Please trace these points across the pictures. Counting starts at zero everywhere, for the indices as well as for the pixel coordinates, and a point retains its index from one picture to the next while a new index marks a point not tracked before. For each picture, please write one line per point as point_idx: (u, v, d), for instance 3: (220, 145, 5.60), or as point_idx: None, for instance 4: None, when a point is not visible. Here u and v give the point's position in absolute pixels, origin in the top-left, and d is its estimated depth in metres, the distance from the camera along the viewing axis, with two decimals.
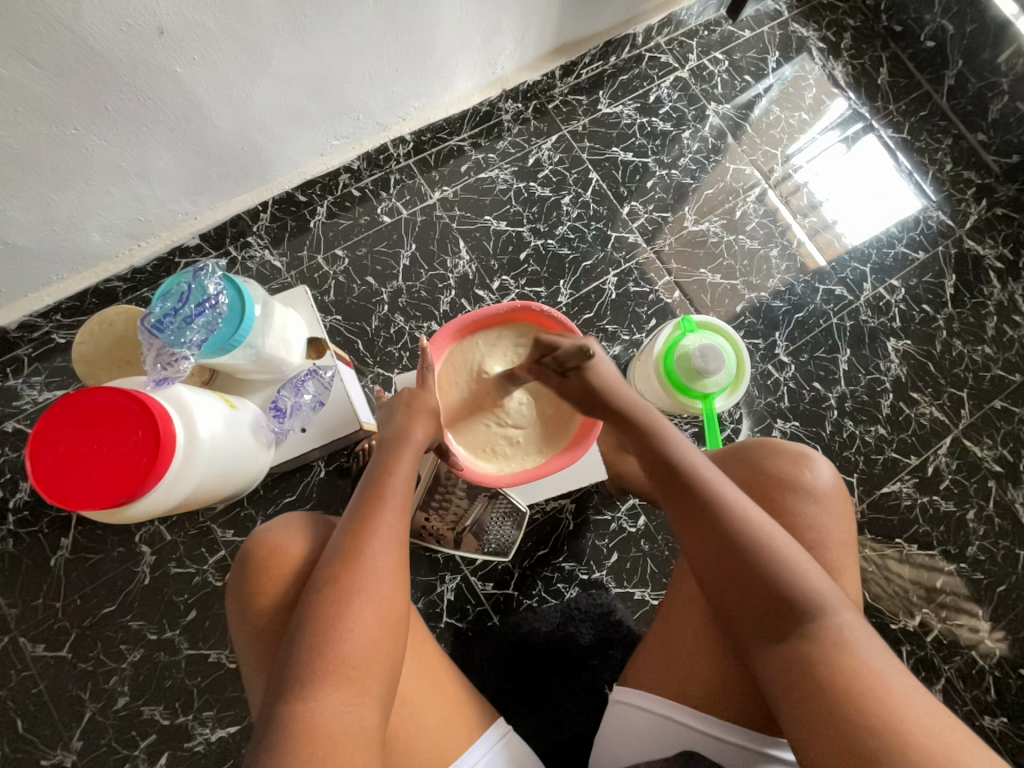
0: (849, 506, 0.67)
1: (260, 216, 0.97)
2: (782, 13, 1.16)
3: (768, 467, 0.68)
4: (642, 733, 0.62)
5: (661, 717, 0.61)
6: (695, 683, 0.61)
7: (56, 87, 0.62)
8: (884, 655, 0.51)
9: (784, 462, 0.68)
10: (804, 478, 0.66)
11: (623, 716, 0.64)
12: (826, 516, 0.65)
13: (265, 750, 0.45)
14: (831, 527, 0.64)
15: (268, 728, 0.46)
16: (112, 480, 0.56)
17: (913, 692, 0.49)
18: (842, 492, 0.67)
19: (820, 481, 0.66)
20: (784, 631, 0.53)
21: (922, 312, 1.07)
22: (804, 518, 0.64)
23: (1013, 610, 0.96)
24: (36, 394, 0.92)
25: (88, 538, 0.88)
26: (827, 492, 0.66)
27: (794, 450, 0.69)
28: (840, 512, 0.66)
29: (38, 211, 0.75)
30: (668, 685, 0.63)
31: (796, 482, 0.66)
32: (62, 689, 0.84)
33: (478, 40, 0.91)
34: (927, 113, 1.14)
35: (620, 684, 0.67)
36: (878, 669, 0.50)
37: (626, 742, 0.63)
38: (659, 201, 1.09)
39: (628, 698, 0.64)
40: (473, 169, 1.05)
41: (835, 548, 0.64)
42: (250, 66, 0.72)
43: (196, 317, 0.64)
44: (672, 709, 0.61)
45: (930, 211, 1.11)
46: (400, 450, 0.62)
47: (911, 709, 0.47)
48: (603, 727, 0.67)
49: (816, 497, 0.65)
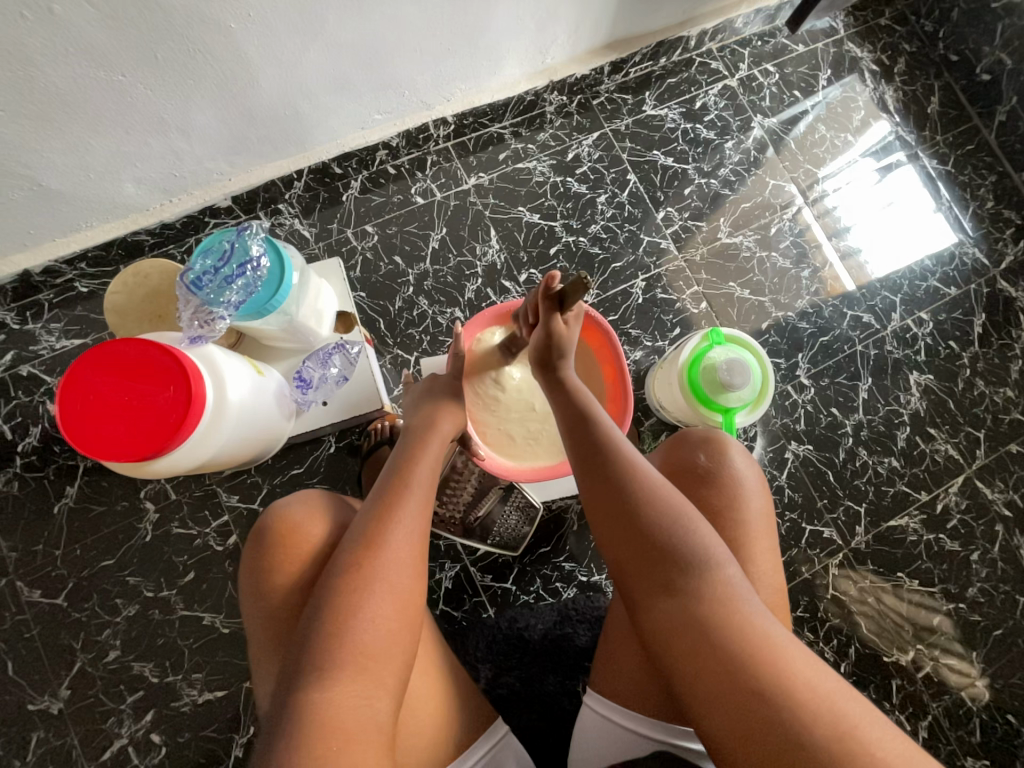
0: (765, 486, 0.69)
1: (294, 183, 0.97)
2: (838, 31, 1.14)
3: (687, 453, 0.70)
4: (610, 742, 0.62)
5: (631, 732, 0.61)
6: (638, 683, 0.62)
7: (110, 29, 0.61)
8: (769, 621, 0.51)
9: (694, 444, 0.70)
10: (719, 459, 0.68)
11: (592, 722, 0.64)
12: (736, 495, 0.66)
13: (281, 740, 0.45)
14: (746, 509, 0.66)
15: (286, 718, 0.46)
16: (138, 433, 0.55)
17: (779, 633, 0.50)
18: (754, 471, 0.69)
19: (733, 464, 0.68)
20: (668, 572, 0.53)
21: (948, 348, 1.06)
22: (720, 501, 0.66)
23: (1006, 656, 0.96)
24: (53, 340, 0.91)
25: (93, 489, 0.87)
26: (739, 474, 0.68)
27: (705, 434, 0.71)
28: (752, 492, 0.67)
29: (76, 155, 0.73)
30: (622, 689, 0.63)
31: (711, 466, 0.68)
32: (54, 637, 0.84)
33: (533, 27, 0.89)
34: (974, 148, 1.13)
35: (588, 690, 0.67)
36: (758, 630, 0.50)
37: (592, 746, 0.64)
38: (694, 209, 1.07)
39: (594, 704, 0.65)
40: (512, 158, 1.04)
41: (746, 525, 0.65)
42: (304, 29, 0.70)
43: (236, 278, 0.63)
44: (639, 724, 0.61)
45: (966, 247, 1.10)
46: (428, 440, 0.62)
47: (776, 650, 0.48)
48: (576, 729, 0.67)
49: (731, 477, 0.67)
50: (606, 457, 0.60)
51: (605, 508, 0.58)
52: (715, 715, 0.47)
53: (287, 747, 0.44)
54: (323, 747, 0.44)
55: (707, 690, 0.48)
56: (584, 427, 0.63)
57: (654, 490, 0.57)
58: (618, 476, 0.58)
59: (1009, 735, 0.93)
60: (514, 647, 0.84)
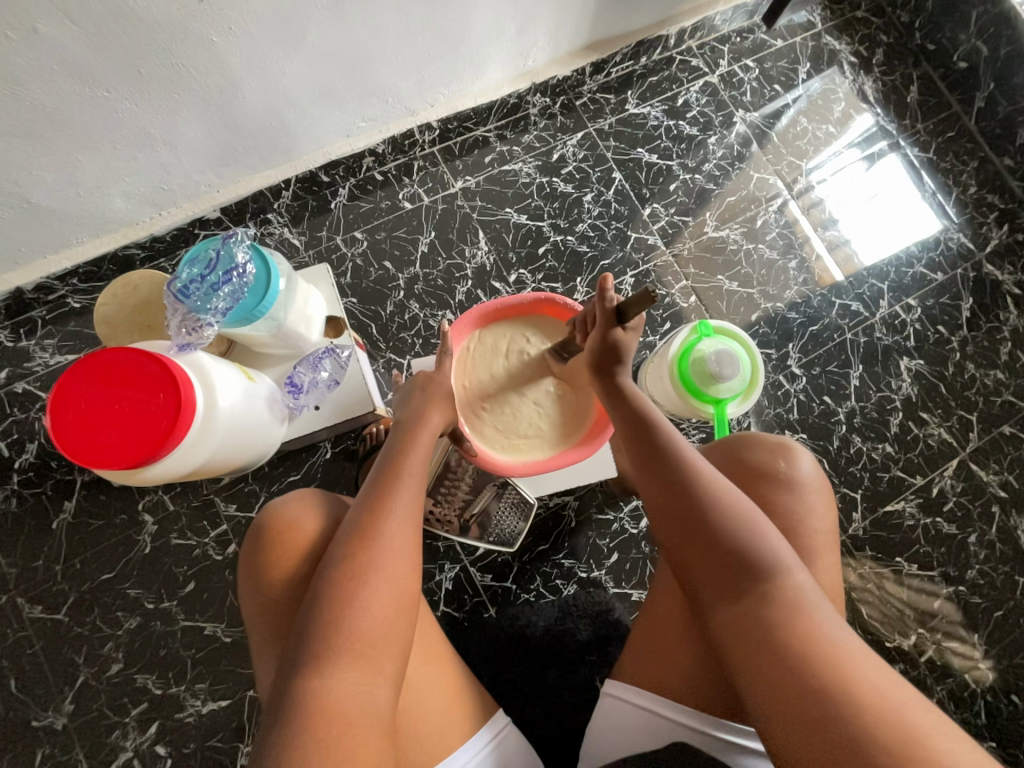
0: (829, 498, 0.66)
1: (282, 193, 0.97)
2: (815, 25, 1.16)
3: (747, 459, 0.67)
4: (647, 736, 0.60)
5: (678, 725, 0.59)
6: (676, 672, 0.61)
7: (94, 46, 0.62)
8: (836, 628, 0.50)
9: (760, 451, 0.67)
10: (785, 468, 0.66)
11: (624, 716, 0.62)
12: (803, 505, 0.64)
13: (280, 728, 0.45)
14: (811, 518, 0.64)
15: (286, 706, 0.46)
16: (131, 441, 0.56)
17: (844, 639, 0.49)
18: (821, 482, 0.67)
19: (801, 474, 0.66)
20: (726, 571, 0.54)
21: (937, 332, 1.07)
22: (784, 508, 0.64)
23: (1008, 637, 0.96)
24: (48, 356, 0.92)
25: (92, 503, 0.88)
26: (807, 482, 0.65)
27: (774, 442, 0.68)
28: (817, 502, 0.65)
29: (64, 172, 0.74)
30: (651, 675, 0.63)
31: (776, 473, 0.65)
32: (56, 652, 0.84)
33: (513, 31, 0.90)
34: (954, 135, 1.14)
35: (611, 681, 0.66)
36: (828, 638, 0.49)
37: (618, 741, 0.62)
38: (681, 205, 1.08)
39: (626, 696, 0.63)
40: (497, 161, 1.05)
41: (813, 535, 0.63)
42: (285, 39, 0.72)
43: (222, 285, 0.64)
44: (682, 715, 0.59)
45: (951, 232, 1.11)
46: (418, 433, 0.62)
47: (842, 658, 0.47)
48: (592, 723, 0.66)
49: (795, 486, 0.65)
50: (664, 462, 0.60)
51: (670, 516, 0.58)
52: (769, 706, 0.47)
53: (287, 736, 0.45)
54: (325, 733, 0.45)
55: (763, 681, 0.48)
56: (646, 432, 0.63)
57: (716, 490, 0.57)
58: (670, 480, 0.59)
59: (1015, 716, 0.93)
60: (515, 645, 0.85)
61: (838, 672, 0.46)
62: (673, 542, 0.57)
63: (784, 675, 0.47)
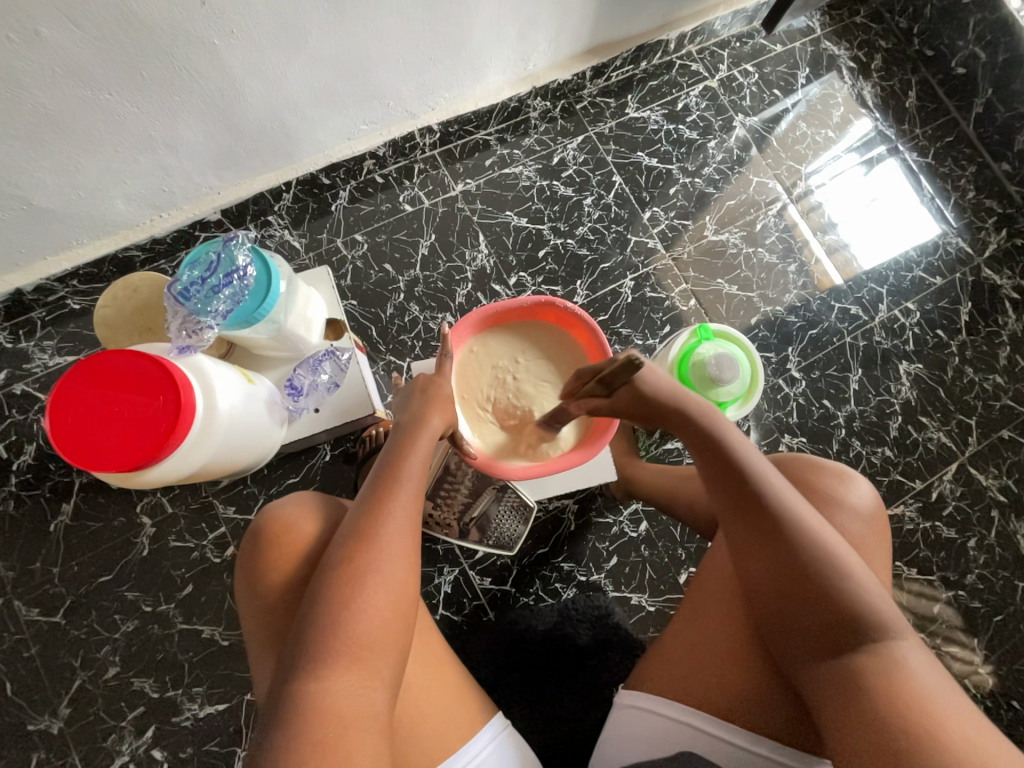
0: (884, 527, 0.66)
1: (283, 195, 0.98)
2: (815, 30, 1.16)
3: (808, 482, 0.67)
4: (679, 746, 0.60)
5: (712, 737, 0.59)
6: (718, 686, 0.61)
7: (97, 50, 0.62)
8: (926, 673, 0.50)
9: (823, 478, 0.67)
10: (844, 492, 0.66)
11: (649, 724, 0.62)
12: (863, 532, 0.64)
13: (275, 729, 0.45)
14: (868, 544, 0.63)
15: (280, 705, 0.46)
16: (130, 445, 0.56)
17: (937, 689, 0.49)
18: (877, 511, 0.66)
19: (860, 499, 0.65)
20: (814, 602, 0.53)
21: (935, 337, 1.07)
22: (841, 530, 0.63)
23: (1007, 642, 0.96)
24: (47, 358, 0.92)
25: (90, 505, 0.87)
26: (864, 509, 0.65)
27: (832, 467, 0.68)
28: (875, 530, 0.65)
29: (65, 174, 0.74)
30: (683, 689, 0.62)
31: (836, 497, 0.65)
32: (53, 655, 0.83)
33: (514, 35, 0.90)
34: (953, 140, 1.14)
35: (635, 690, 0.65)
36: (916, 682, 0.49)
37: (643, 748, 0.61)
38: (680, 209, 1.09)
39: (660, 708, 0.62)
40: (498, 164, 1.05)
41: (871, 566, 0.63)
42: (287, 43, 0.72)
43: (223, 287, 0.63)
44: (717, 727, 0.59)
45: (950, 237, 1.11)
46: (416, 435, 0.62)
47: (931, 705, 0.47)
48: (609, 725, 0.65)
49: (853, 513, 0.64)
50: (757, 492, 0.58)
51: (765, 555, 0.56)
52: (846, 734, 0.48)
53: (282, 736, 0.45)
54: (321, 734, 0.45)
55: (843, 709, 0.49)
56: (739, 459, 0.60)
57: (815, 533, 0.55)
58: (771, 516, 0.57)
59: (1015, 722, 0.93)
60: (515, 649, 0.84)
61: (930, 719, 0.46)
62: (755, 569, 0.57)
63: (879, 719, 0.47)
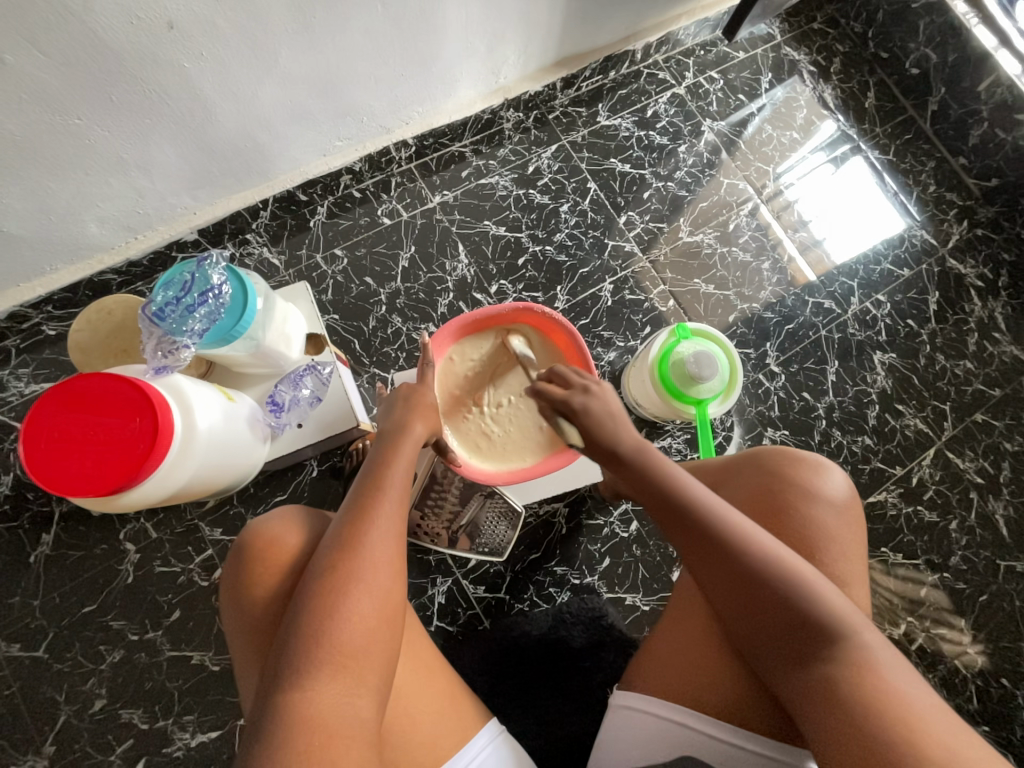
0: (860, 518, 0.67)
1: (260, 213, 0.98)
2: (774, 37, 1.21)
3: (788, 475, 0.67)
4: (681, 750, 0.60)
5: (708, 737, 0.59)
6: (710, 686, 0.61)
7: (61, 74, 0.62)
8: (907, 676, 0.51)
9: (800, 470, 0.67)
10: (820, 484, 0.66)
11: (648, 728, 0.62)
12: (840, 523, 0.65)
13: (259, 742, 0.45)
14: (844, 536, 0.64)
15: (265, 720, 0.46)
16: (105, 470, 0.55)
17: (911, 689, 0.50)
18: (853, 502, 0.67)
19: (835, 490, 0.66)
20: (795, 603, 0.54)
21: (906, 326, 1.10)
22: (817, 523, 0.64)
23: (993, 621, 0.98)
24: (22, 386, 0.90)
25: (71, 534, 0.86)
26: (841, 500, 0.66)
27: (810, 458, 0.68)
28: (851, 520, 0.66)
29: (34, 200, 0.74)
30: (672, 685, 0.62)
31: (809, 488, 0.66)
32: (36, 691, 0.81)
33: (482, 49, 0.92)
34: (912, 137, 1.19)
35: (630, 691, 0.65)
36: (892, 682, 0.50)
37: (641, 752, 0.61)
38: (655, 212, 1.11)
39: (660, 711, 0.61)
40: (474, 175, 1.06)
41: (847, 559, 0.63)
42: (257, 64, 0.73)
43: (198, 306, 0.63)
44: (715, 730, 0.59)
45: (914, 229, 1.15)
46: (398, 443, 0.62)
47: (910, 706, 0.48)
48: (605, 730, 0.65)
49: (830, 503, 0.65)
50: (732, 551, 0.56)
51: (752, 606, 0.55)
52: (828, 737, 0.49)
53: (267, 748, 0.44)
54: (306, 746, 0.44)
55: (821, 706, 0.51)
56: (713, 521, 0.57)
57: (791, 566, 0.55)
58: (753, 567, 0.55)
59: (1005, 700, 0.95)
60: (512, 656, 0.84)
61: (908, 719, 0.48)
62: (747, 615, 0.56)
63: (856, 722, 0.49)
